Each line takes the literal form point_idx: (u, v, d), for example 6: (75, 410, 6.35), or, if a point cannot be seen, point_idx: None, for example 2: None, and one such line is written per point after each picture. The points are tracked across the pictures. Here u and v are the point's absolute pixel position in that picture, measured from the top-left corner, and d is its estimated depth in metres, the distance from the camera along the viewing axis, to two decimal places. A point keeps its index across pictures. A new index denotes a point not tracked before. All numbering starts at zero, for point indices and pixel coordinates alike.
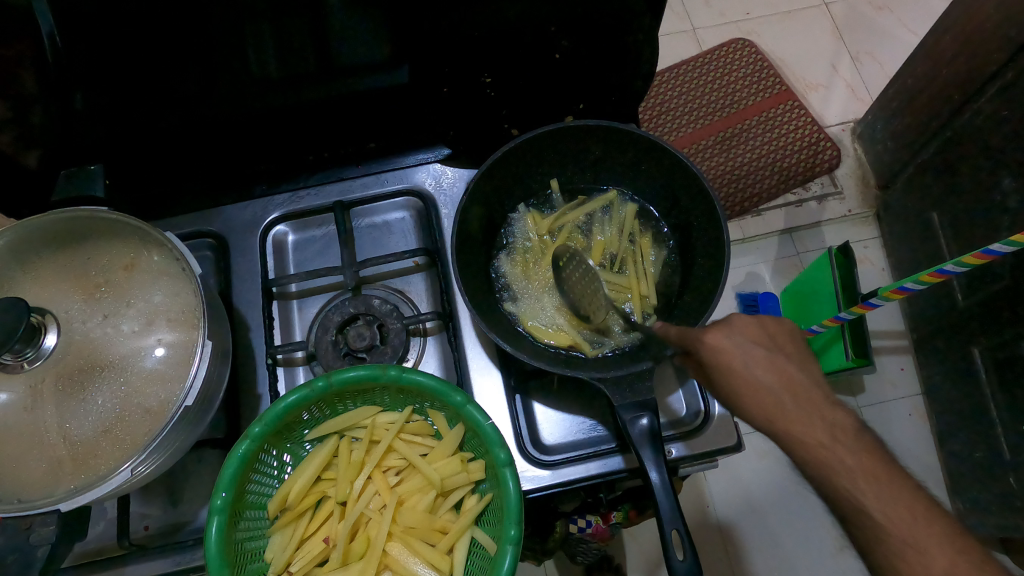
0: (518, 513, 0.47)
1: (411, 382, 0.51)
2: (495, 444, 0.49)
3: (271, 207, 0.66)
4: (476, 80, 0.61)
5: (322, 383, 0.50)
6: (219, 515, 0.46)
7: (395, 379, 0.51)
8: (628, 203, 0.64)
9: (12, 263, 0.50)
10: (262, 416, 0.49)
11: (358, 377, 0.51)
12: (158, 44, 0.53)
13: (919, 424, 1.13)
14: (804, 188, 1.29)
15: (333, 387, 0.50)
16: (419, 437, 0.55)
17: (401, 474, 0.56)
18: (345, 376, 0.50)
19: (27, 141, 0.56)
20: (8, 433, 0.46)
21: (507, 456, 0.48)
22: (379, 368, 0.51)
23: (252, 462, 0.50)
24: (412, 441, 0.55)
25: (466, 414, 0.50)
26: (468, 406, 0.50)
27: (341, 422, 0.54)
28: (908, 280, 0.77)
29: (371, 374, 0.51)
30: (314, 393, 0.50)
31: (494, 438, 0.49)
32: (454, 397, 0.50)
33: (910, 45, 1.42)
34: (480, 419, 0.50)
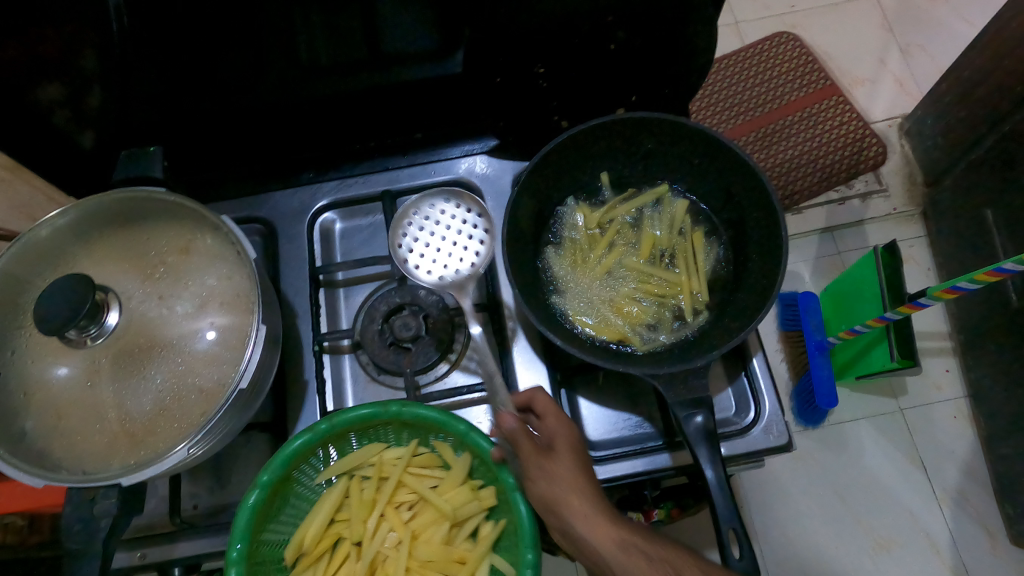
0: (536, 535, 0.50)
1: (415, 416, 0.52)
2: (501, 471, 0.51)
3: (318, 194, 0.66)
4: (528, 71, 0.60)
5: (325, 425, 0.51)
6: (237, 565, 0.48)
7: (400, 414, 0.52)
8: (679, 199, 0.63)
9: (75, 242, 0.51)
10: (269, 463, 0.50)
11: (363, 415, 0.52)
12: (218, 32, 0.53)
13: (964, 428, 1.10)
14: (848, 186, 1.26)
15: (337, 428, 0.52)
16: (428, 469, 0.57)
17: (413, 509, 0.57)
18: (347, 418, 0.52)
19: (85, 124, 0.57)
20: (71, 407, 0.47)
21: (514, 479, 0.51)
22: (380, 404, 0.52)
23: (264, 510, 0.51)
24: (422, 474, 0.57)
25: (471, 442, 0.52)
26: (472, 434, 0.52)
27: (347, 463, 0.56)
28: (962, 280, 0.75)
29: (373, 413, 0.52)
30: (318, 435, 0.51)
31: (498, 466, 0.50)
32: (457, 425, 0.52)
33: (964, 38, 1.37)
34: (485, 445, 0.51)
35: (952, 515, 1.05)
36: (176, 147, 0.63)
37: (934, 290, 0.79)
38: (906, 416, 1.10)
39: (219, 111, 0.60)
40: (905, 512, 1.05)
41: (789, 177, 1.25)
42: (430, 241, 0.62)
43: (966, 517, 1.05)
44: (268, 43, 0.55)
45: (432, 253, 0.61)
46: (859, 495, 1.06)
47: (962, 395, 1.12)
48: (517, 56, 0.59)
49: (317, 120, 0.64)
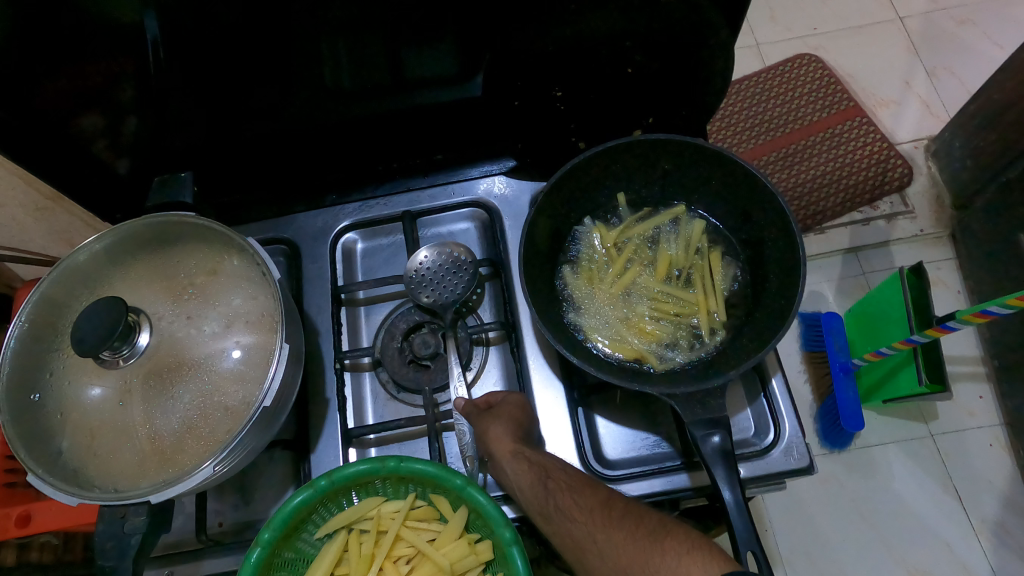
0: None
1: (410, 471, 0.50)
2: (500, 523, 0.48)
3: (341, 215, 0.68)
4: (546, 94, 0.62)
5: (323, 482, 0.50)
6: None
7: (396, 469, 0.50)
8: (695, 219, 0.63)
9: (111, 265, 0.53)
10: (270, 521, 0.48)
11: (360, 471, 0.51)
12: (249, 64, 0.56)
13: (1001, 456, 1.07)
14: (872, 207, 1.24)
15: (335, 485, 0.50)
16: (425, 522, 0.55)
17: (411, 562, 0.55)
18: (346, 473, 0.50)
19: (121, 150, 0.59)
20: (103, 426, 0.48)
21: (512, 534, 0.48)
22: (378, 460, 0.50)
23: (265, 568, 0.49)
24: (419, 528, 0.54)
25: (468, 496, 0.50)
26: (469, 488, 0.49)
27: (346, 516, 0.54)
28: (993, 303, 0.73)
29: (372, 468, 0.51)
30: (316, 493, 0.50)
31: (497, 517, 0.48)
32: (454, 480, 0.49)
33: (992, 60, 1.36)
34: (481, 500, 0.49)
35: (992, 550, 1.01)
36: (207, 172, 0.65)
37: (962, 314, 0.78)
38: (938, 442, 1.07)
39: (251, 137, 0.63)
40: (939, 543, 1.01)
41: (812, 198, 1.24)
42: (427, 275, 0.62)
43: (1008, 553, 1.00)
44: (297, 72, 0.57)
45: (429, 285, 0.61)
46: (890, 524, 1.03)
47: (998, 423, 1.09)
48: (536, 79, 0.61)
49: (341, 144, 0.66)
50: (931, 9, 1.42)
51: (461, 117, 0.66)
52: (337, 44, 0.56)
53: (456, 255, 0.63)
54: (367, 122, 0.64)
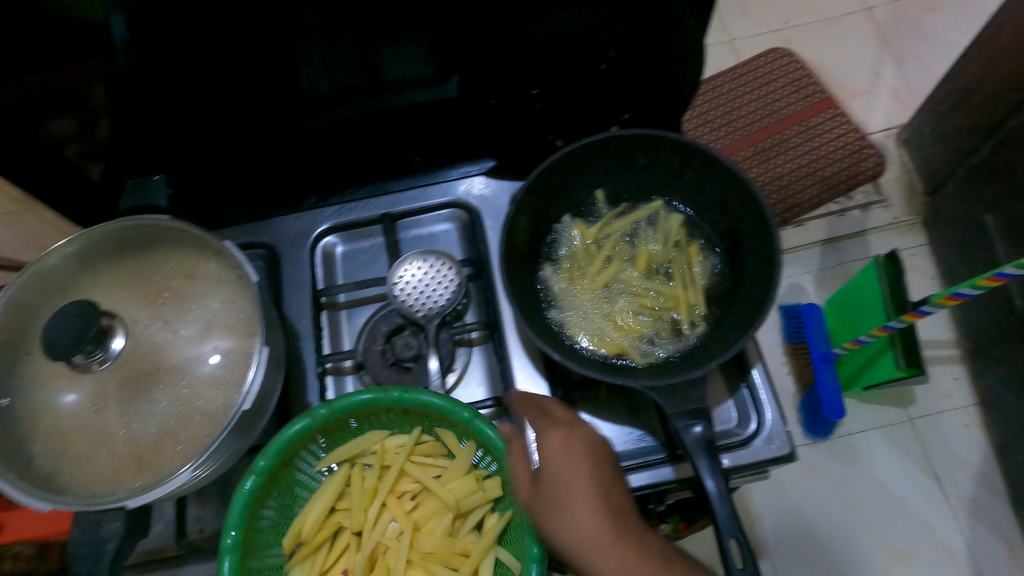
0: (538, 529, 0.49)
1: (416, 402, 0.52)
2: (509, 463, 0.50)
3: (320, 219, 0.68)
4: (523, 93, 0.62)
5: (323, 411, 0.52)
6: (230, 554, 0.48)
7: (401, 400, 0.52)
8: (674, 214, 0.64)
9: (82, 269, 0.52)
10: (267, 450, 0.50)
11: (365, 402, 0.52)
12: (218, 66, 0.55)
13: (975, 434, 1.09)
14: (847, 198, 1.26)
15: (335, 414, 0.52)
16: (432, 458, 0.56)
17: (416, 498, 0.57)
18: (346, 403, 0.52)
19: (92, 154, 0.58)
20: (76, 432, 0.48)
21: (521, 473, 0.50)
22: (382, 391, 0.52)
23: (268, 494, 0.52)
24: (425, 463, 0.56)
25: (475, 430, 0.52)
26: (476, 421, 0.51)
27: (352, 448, 0.55)
28: (963, 285, 0.74)
29: (374, 399, 0.52)
30: (316, 421, 0.52)
31: (506, 457, 0.51)
32: (461, 413, 0.51)
33: (957, 47, 1.39)
34: (490, 436, 0.51)
35: (969, 527, 1.03)
36: (181, 177, 0.64)
37: (935, 297, 0.79)
38: (917, 427, 1.09)
39: (225, 141, 0.62)
40: (919, 523, 1.03)
41: (790, 189, 1.26)
42: (411, 290, 0.61)
43: (984, 530, 1.03)
44: (270, 73, 0.57)
45: (415, 295, 0.61)
46: (872, 507, 1.04)
47: (972, 403, 1.11)
48: (512, 79, 0.60)
49: (318, 148, 0.66)
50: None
51: (437, 118, 0.66)
52: (309, 44, 0.55)
53: (441, 263, 0.62)
54: (343, 125, 0.64)
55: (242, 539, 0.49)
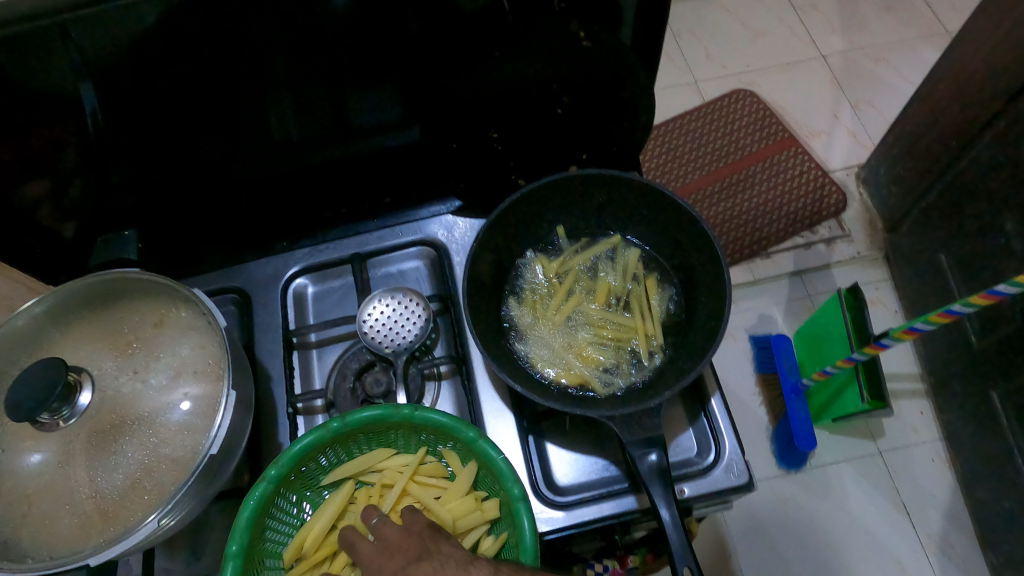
0: (535, 550, 0.48)
1: (424, 421, 0.52)
2: (509, 479, 0.50)
3: (291, 261, 0.69)
4: (483, 136, 0.66)
5: (337, 424, 0.52)
6: (234, 561, 0.48)
7: (409, 418, 0.53)
8: (631, 247, 0.66)
9: (51, 325, 0.53)
10: (279, 459, 0.50)
11: (373, 417, 0.53)
12: (191, 124, 0.57)
13: (942, 469, 1.11)
14: (812, 231, 1.30)
15: (347, 428, 0.52)
16: (434, 479, 0.56)
17: None
18: (358, 418, 0.52)
19: (66, 212, 0.59)
20: (40, 489, 0.48)
21: (520, 491, 0.49)
22: (392, 407, 0.53)
23: (268, 505, 0.51)
24: (427, 484, 0.56)
25: (479, 449, 0.52)
26: (480, 441, 0.52)
27: (356, 466, 0.56)
28: (917, 321, 0.77)
29: (384, 414, 0.53)
30: (328, 434, 0.52)
31: (506, 473, 0.50)
32: (466, 432, 0.52)
33: (906, 94, 1.46)
34: (494, 454, 0.51)
35: (939, 564, 1.04)
36: (154, 226, 0.66)
37: (894, 332, 0.81)
38: (886, 459, 1.11)
39: (198, 189, 0.64)
40: (891, 559, 1.04)
41: (754, 225, 1.30)
42: (378, 323, 0.62)
43: (953, 568, 1.04)
44: (240, 127, 0.59)
45: (383, 330, 0.62)
46: (845, 540, 1.05)
47: (938, 438, 1.13)
48: (473, 122, 0.65)
49: (290, 191, 0.69)
50: (849, 48, 1.53)
51: (405, 159, 0.69)
52: (278, 99, 0.58)
53: (408, 299, 0.64)
54: (314, 167, 0.67)
55: (245, 550, 0.49)
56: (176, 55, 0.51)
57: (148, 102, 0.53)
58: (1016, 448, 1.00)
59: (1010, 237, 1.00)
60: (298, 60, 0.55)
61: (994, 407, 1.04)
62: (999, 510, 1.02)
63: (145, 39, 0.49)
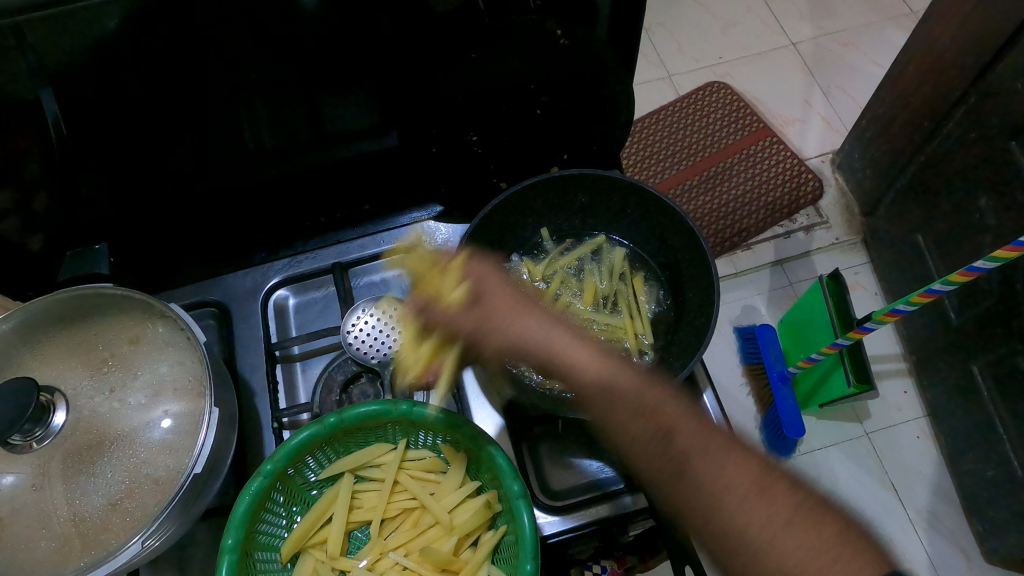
0: (534, 546, 0.47)
1: (422, 416, 0.52)
2: (509, 476, 0.49)
3: (271, 273, 0.68)
4: (463, 139, 0.65)
5: (334, 420, 0.51)
6: (230, 554, 0.46)
7: (407, 414, 0.52)
8: (616, 248, 0.67)
9: (21, 344, 0.51)
10: (274, 453, 0.50)
11: (371, 413, 0.52)
12: (158, 132, 0.55)
13: (928, 446, 1.12)
14: (791, 220, 1.31)
15: (345, 424, 0.51)
16: (430, 474, 0.56)
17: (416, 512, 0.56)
18: (356, 413, 0.51)
19: (32, 226, 0.57)
20: (15, 514, 0.46)
21: (520, 487, 0.49)
22: (390, 403, 0.52)
23: (264, 499, 0.50)
24: (423, 478, 0.56)
25: (478, 445, 0.51)
26: (479, 437, 0.51)
27: (353, 461, 0.55)
28: (900, 302, 0.76)
29: (383, 410, 0.52)
30: (325, 429, 0.51)
31: (506, 469, 0.50)
32: (465, 428, 0.51)
33: (877, 77, 1.48)
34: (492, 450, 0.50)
35: (929, 539, 1.05)
36: (126, 241, 0.64)
37: (877, 314, 0.81)
38: (873, 440, 1.12)
39: (171, 202, 0.63)
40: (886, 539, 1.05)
41: (734, 217, 1.31)
42: (362, 335, 0.61)
43: (942, 541, 1.05)
44: (211, 134, 0.57)
45: (369, 341, 0.61)
46: None
47: (922, 415, 1.15)
48: (452, 125, 0.64)
49: (267, 201, 0.67)
50: (818, 35, 1.54)
51: (383, 165, 0.68)
52: (249, 105, 0.57)
53: (392, 309, 0.62)
54: (289, 175, 0.65)
55: (241, 542, 0.48)
56: (140, 63, 0.49)
57: (116, 111, 0.52)
58: (997, 419, 1.02)
59: (985, 212, 1.02)
60: (271, 65, 0.54)
61: (975, 382, 1.05)
62: (984, 481, 1.04)
63: (108, 43, 0.47)
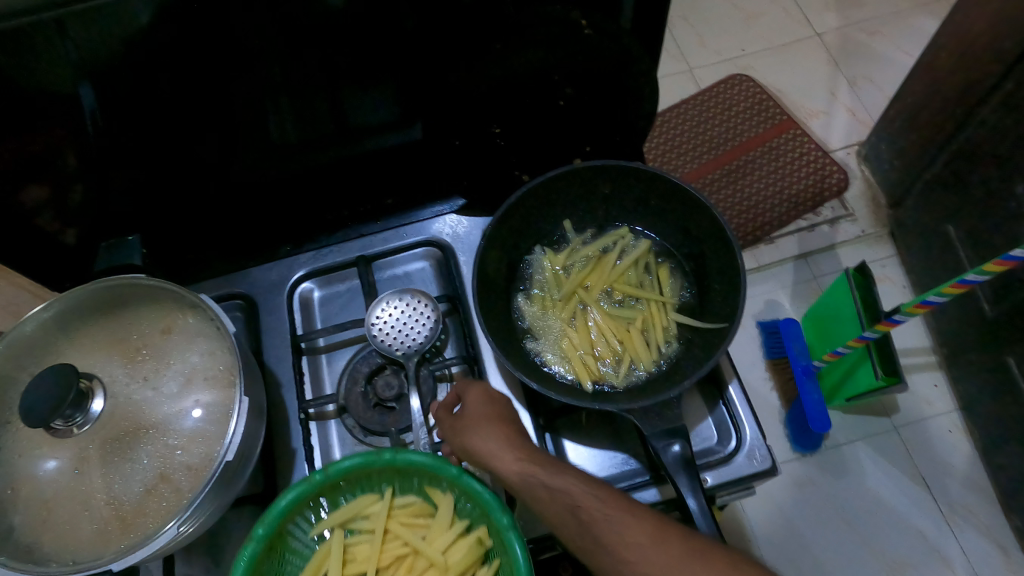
0: None
1: (405, 462, 0.52)
2: (496, 510, 0.49)
3: (295, 266, 0.68)
4: (486, 132, 0.66)
5: (320, 475, 0.51)
6: None
7: (391, 462, 0.52)
8: (641, 240, 0.68)
9: (59, 332, 0.52)
10: (264, 515, 0.49)
11: (356, 463, 0.52)
12: (188, 125, 0.56)
13: (960, 441, 1.10)
14: (815, 214, 1.29)
15: (331, 477, 0.51)
16: (419, 518, 0.55)
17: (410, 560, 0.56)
18: (340, 466, 0.51)
19: (68, 218, 0.58)
20: (57, 498, 0.47)
21: (508, 520, 0.49)
22: (373, 452, 0.52)
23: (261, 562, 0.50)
24: (412, 524, 0.55)
25: (464, 484, 0.51)
26: (463, 477, 0.50)
27: (342, 515, 0.55)
28: (930, 293, 0.74)
29: (366, 460, 0.52)
30: (312, 485, 0.51)
31: (493, 505, 0.49)
32: (448, 470, 0.51)
33: (905, 66, 1.45)
34: (477, 488, 0.50)
35: (961, 532, 1.04)
36: (156, 234, 0.65)
37: (906, 306, 0.78)
38: (902, 435, 1.10)
39: (201, 194, 0.64)
40: (916, 534, 1.03)
41: (757, 211, 1.30)
42: (388, 327, 0.61)
43: (978, 536, 1.04)
44: (240, 128, 0.58)
45: (395, 333, 0.61)
46: (864, 518, 1.05)
47: (954, 409, 1.12)
48: (475, 118, 0.64)
49: (293, 196, 0.68)
50: (844, 25, 1.52)
51: (406, 158, 0.68)
52: (279, 99, 0.57)
53: (417, 302, 0.63)
54: (315, 170, 0.66)
55: None
56: (173, 59, 0.50)
57: (149, 104, 0.52)
58: None
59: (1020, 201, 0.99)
60: (300, 60, 0.54)
61: (1011, 376, 1.03)
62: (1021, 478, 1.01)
63: (141, 37, 0.48)
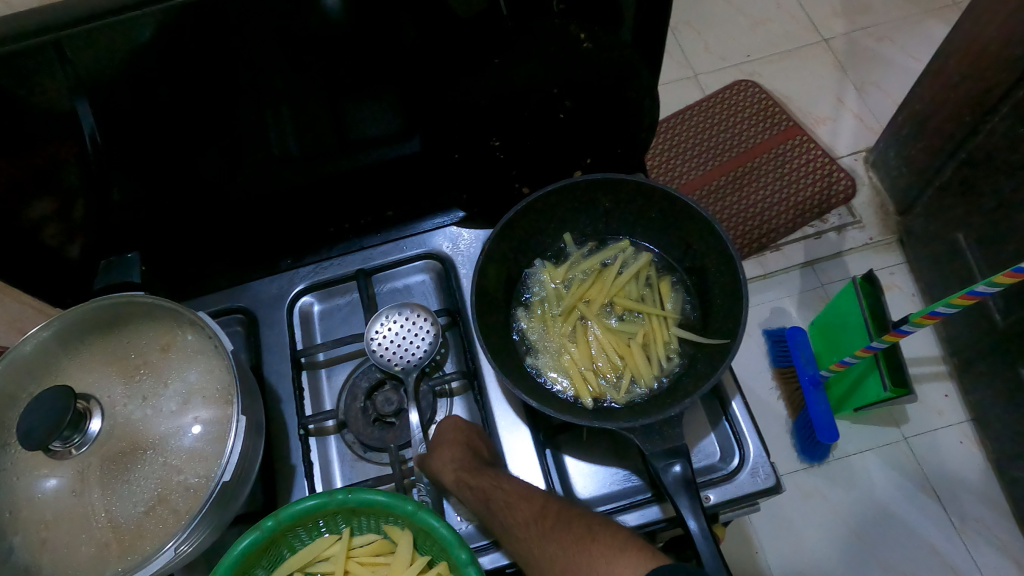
0: None
1: (360, 501, 0.49)
2: (454, 546, 0.47)
3: (296, 279, 0.69)
4: (486, 145, 0.66)
5: (271, 522, 0.48)
6: None
7: (346, 501, 0.49)
8: (642, 253, 0.67)
9: (58, 351, 0.52)
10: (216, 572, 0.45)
11: (311, 506, 0.49)
12: (188, 142, 0.56)
13: (971, 452, 1.08)
14: (822, 221, 1.28)
15: (284, 523, 0.48)
16: (379, 556, 0.53)
17: None
18: (293, 510, 0.48)
19: (70, 234, 0.58)
20: (56, 519, 0.47)
21: (468, 555, 0.46)
22: (327, 493, 0.49)
23: None
24: (372, 563, 0.52)
25: (421, 522, 0.48)
26: (420, 513, 0.48)
27: (299, 560, 0.52)
28: (939, 305, 0.73)
29: (321, 503, 0.49)
30: (265, 533, 0.47)
31: (451, 541, 0.47)
32: (405, 507, 0.48)
33: (913, 71, 1.44)
34: (434, 524, 0.47)
35: (973, 545, 1.02)
36: (157, 249, 0.65)
37: (914, 318, 0.77)
38: (912, 446, 1.09)
39: (201, 209, 0.64)
40: (926, 546, 1.02)
41: (763, 218, 1.28)
42: (387, 343, 0.61)
43: (991, 548, 1.02)
44: (240, 144, 0.58)
45: (394, 347, 0.61)
46: (873, 531, 1.03)
47: (965, 420, 1.11)
48: (475, 131, 0.64)
49: (293, 210, 0.68)
50: (851, 30, 1.51)
51: (406, 171, 0.68)
52: (279, 116, 0.57)
53: (416, 316, 0.62)
54: (315, 184, 0.66)
55: None
56: (174, 78, 0.50)
57: (150, 120, 0.52)
58: None
59: None
60: (300, 77, 0.54)
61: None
62: None
63: (141, 58, 0.48)
